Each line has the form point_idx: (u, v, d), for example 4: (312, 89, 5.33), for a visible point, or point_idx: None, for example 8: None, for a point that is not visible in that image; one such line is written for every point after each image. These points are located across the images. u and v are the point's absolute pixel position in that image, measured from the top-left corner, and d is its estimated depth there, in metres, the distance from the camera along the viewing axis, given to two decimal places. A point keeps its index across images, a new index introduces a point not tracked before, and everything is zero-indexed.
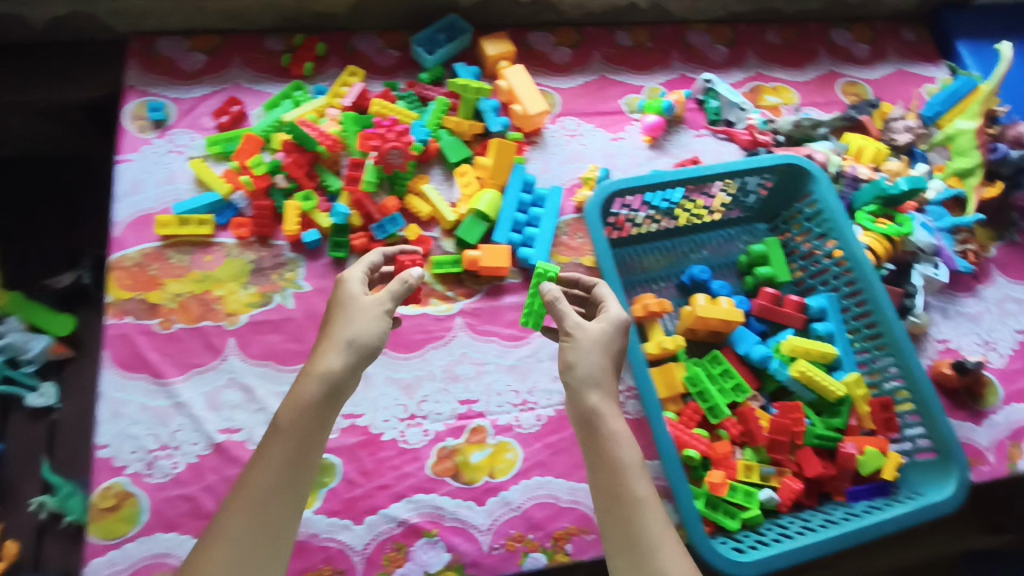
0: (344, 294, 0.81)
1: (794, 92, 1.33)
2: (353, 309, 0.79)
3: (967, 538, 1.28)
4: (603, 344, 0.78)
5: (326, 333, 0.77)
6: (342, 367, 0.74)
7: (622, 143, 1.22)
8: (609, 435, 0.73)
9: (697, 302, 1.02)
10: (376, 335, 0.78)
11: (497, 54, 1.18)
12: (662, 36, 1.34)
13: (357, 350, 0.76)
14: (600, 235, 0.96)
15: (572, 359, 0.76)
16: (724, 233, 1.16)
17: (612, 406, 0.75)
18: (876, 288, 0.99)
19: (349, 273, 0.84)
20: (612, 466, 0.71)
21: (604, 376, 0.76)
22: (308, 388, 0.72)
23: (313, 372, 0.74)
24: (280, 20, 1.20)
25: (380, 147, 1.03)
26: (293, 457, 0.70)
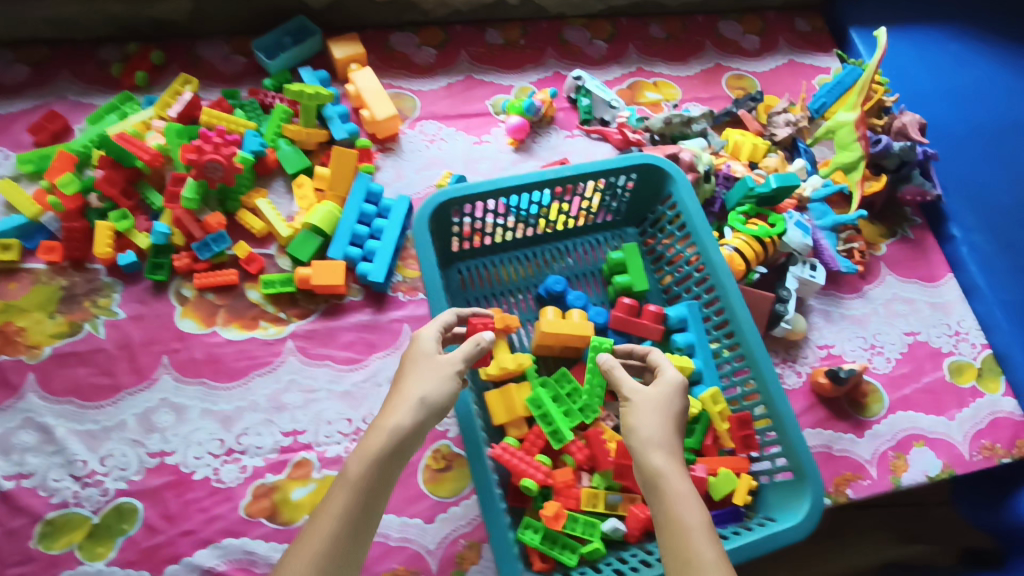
0: (417, 350, 0.76)
1: (676, 88, 1.26)
2: (424, 364, 0.74)
3: (886, 548, 1.17)
4: (659, 401, 0.73)
5: (397, 390, 0.72)
6: (412, 425, 0.69)
7: (485, 147, 1.14)
8: (670, 492, 0.65)
9: (545, 316, 0.95)
10: (447, 395, 0.72)
11: (345, 56, 1.11)
12: (536, 32, 1.27)
13: (428, 409, 0.70)
14: (427, 245, 0.89)
15: (636, 416, 0.72)
16: (592, 239, 1.09)
17: (678, 465, 0.68)
18: (731, 294, 0.93)
19: (425, 330, 0.79)
20: (673, 525, 0.64)
21: (668, 437, 0.70)
22: (377, 441, 0.67)
23: (383, 426, 0.68)
24: (114, 27, 1.10)
25: (198, 160, 0.93)
26: (356, 515, 0.63)
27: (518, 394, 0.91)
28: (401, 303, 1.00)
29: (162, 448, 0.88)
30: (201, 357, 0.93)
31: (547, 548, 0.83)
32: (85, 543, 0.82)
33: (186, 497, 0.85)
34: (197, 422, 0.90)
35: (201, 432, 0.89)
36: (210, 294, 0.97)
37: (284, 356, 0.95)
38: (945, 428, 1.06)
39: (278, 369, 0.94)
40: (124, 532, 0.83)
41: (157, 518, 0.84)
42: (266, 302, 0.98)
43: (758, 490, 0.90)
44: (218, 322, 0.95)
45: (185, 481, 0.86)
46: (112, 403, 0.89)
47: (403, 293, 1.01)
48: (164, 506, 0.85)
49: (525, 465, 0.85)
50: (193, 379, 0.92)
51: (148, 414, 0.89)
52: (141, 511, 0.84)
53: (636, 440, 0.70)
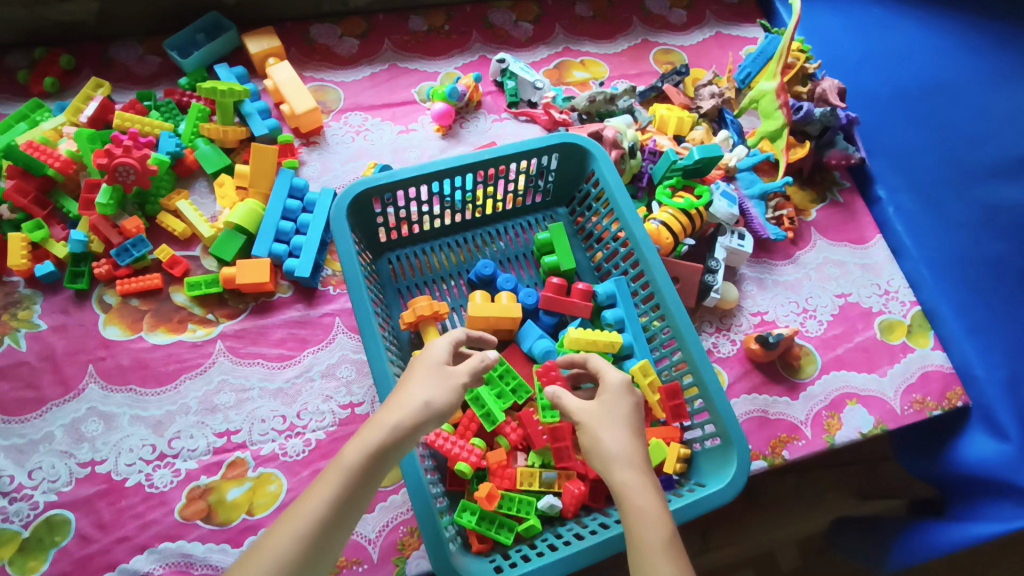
0: (425, 354, 0.71)
1: (604, 66, 1.26)
2: (432, 370, 0.69)
3: (840, 505, 1.20)
4: (620, 413, 0.70)
5: (401, 390, 0.67)
6: (411, 429, 0.64)
7: (411, 135, 1.14)
8: (635, 509, 0.62)
9: (474, 300, 0.96)
10: (451, 404, 0.67)
11: (262, 51, 1.11)
12: (460, 17, 1.27)
13: (430, 414, 0.65)
14: (345, 235, 0.89)
15: (594, 433, 0.68)
16: (523, 221, 1.09)
17: (641, 476, 0.64)
18: (655, 268, 0.93)
19: (438, 341, 0.73)
20: (640, 545, 0.61)
21: (627, 449, 0.66)
22: (373, 436, 0.62)
23: (382, 423, 0.63)
24: (19, 33, 1.09)
25: (108, 165, 0.93)
26: (342, 504, 0.59)
27: None
28: (333, 297, 1.00)
29: (92, 457, 0.86)
30: (128, 364, 0.92)
31: (483, 529, 0.82)
32: (16, 558, 0.80)
33: (119, 505, 0.84)
34: (128, 428, 0.89)
35: (132, 439, 0.88)
36: (135, 300, 0.96)
37: (214, 358, 0.94)
38: (876, 386, 1.04)
39: (209, 370, 0.93)
40: (55, 544, 0.81)
41: (91, 527, 0.83)
42: (193, 304, 0.97)
43: (691, 458, 0.90)
44: (143, 327, 0.94)
45: (117, 489, 0.85)
46: (38, 416, 0.88)
47: (333, 286, 1.01)
48: (97, 515, 0.83)
49: (459, 448, 0.85)
50: (120, 387, 0.90)
51: (76, 425, 0.88)
52: (73, 522, 0.83)
53: (597, 461, 0.67)
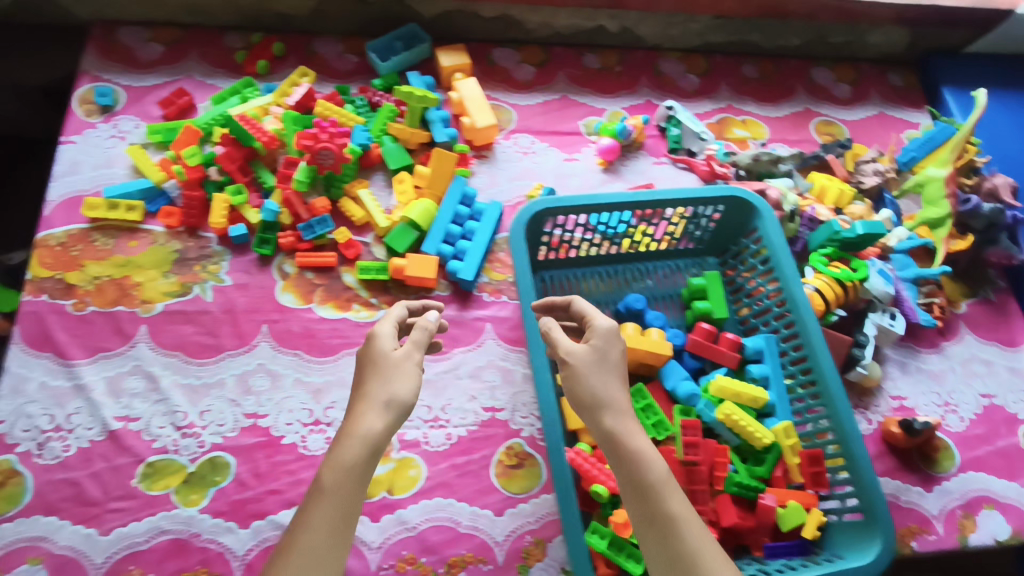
0: (375, 350, 0.76)
1: (764, 127, 1.29)
2: (387, 368, 0.74)
3: None
4: (608, 362, 0.77)
5: (362, 395, 0.72)
6: (382, 430, 0.69)
7: (574, 164, 1.19)
8: (631, 453, 0.70)
9: (624, 331, 0.99)
10: (412, 392, 0.73)
11: (451, 66, 1.17)
12: (633, 61, 1.32)
13: (395, 411, 0.71)
14: (520, 251, 0.96)
15: (586, 380, 0.75)
16: (672, 264, 1.12)
17: (630, 425, 0.72)
18: (812, 333, 0.94)
19: (380, 328, 0.78)
20: (641, 485, 0.68)
21: (615, 397, 0.74)
22: (352, 453, 0.67)
23: (354, 435, 0.68)
24: (240, 18, 1.19)
25: (312, 147, 1.01)
26: (339, 523, 0.64)
27: None
28: (485, 303, 1.04)
29: (256, 411, 0.93)
30: (297, 330, 0.98)
31: (614, 555, 0.83)
32: (181, 488, 0.86)
33: (275, 459, 0.90)
34: (290, 390, 0.95)
35: (293, 400, 0.94)
36: (310, 273, 1.03)
37: None
38: (1017, 495, 1.00)
39: None
40: (216, 483, 0.87)
41: (248, 475, 0.88)
42: (359, 286, 1.03)
43: (825, 529, 0.90)
44: (315, 299, 1.01)
45: (274, 444, 0.91)
46: (214, 362, 0.95)
47: (487, 293, 1.05)
48: (254, 465, 0.89)
49: (598, 471, 0.88)
50: (288, 350, 0.97)
51: (245, 377, 0.94)
52: (233, 466, 0.89)
53: (587, 407, 0.74)
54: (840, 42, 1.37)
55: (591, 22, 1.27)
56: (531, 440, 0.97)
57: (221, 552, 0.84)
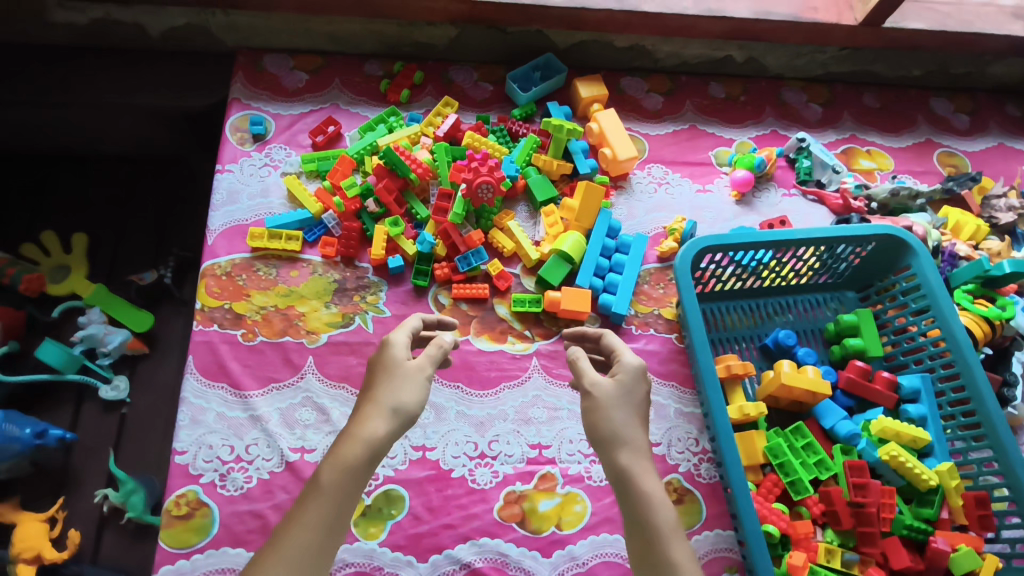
0: (388, 358, 0.76)
1: (889, 159, 1.29)
2: (398, 376, 0.74)
3: None
4: (633, 399, 0.74)
5: (371, 398, 0.71)
6: (382, 437, 0.69)
7: (709, 196, 1.19)
8: (643, 493, 0.68)
9: (782, 367, 0.98)
10: (418, 403, 0.73)
11: (590, 96, 1.18)
12: (756, 91, 1.32)
13: (398, 420, 0.71)
14: (689, 293, 0.98)
15: (607, 412, 0.73)
16: (811, 298, 1.12)
17: (646, 466, 0.70)
18: (977, 375, 0.94)
19: (396, 336, 0.78)
20: (648, 527, 0.66)
21: (634, 435, 0.72)
22: (354, 454, 0.67)
23: (356, 437, 0.68)
24: (380, 46, 1.20)
25: (472, 180, 1.03)
26: (327, 526, 0.63)
27: (759, 441, 0.94)
28: (634, 336, 1.05)
29: (424, 443, 0.94)
30: (457, 363, 0.99)
31: None
32: (360, 521, 0.88)
33: (446, 493, 0.91)
34: (454, 423, 0.96)
35: (458, 433, 0.95)
36: (464, 304, 1.04)
37: (530, 372, 1.00)
38: None
39: (525, 383, 0.99)
40: (392, 517, 0.89)
41: (421, 508, 0.90)
42: (513, 318, 1.04)
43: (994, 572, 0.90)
44: (471, 331, 1.02)
45: (444, 478, 0.92)
46: None
47: (635, 326, 1.06)
48: (427, 498, 0.90)
49: (768, 510, 0.89)
50: (450, 382, 0.98)
51: None
52: (407, 500, 0.90)
53: (603, 438, 0.72)
54: (960, 73, 1.38)
55: (720, 52, 1.27)
56: (689, 476, 0.96)
57: None
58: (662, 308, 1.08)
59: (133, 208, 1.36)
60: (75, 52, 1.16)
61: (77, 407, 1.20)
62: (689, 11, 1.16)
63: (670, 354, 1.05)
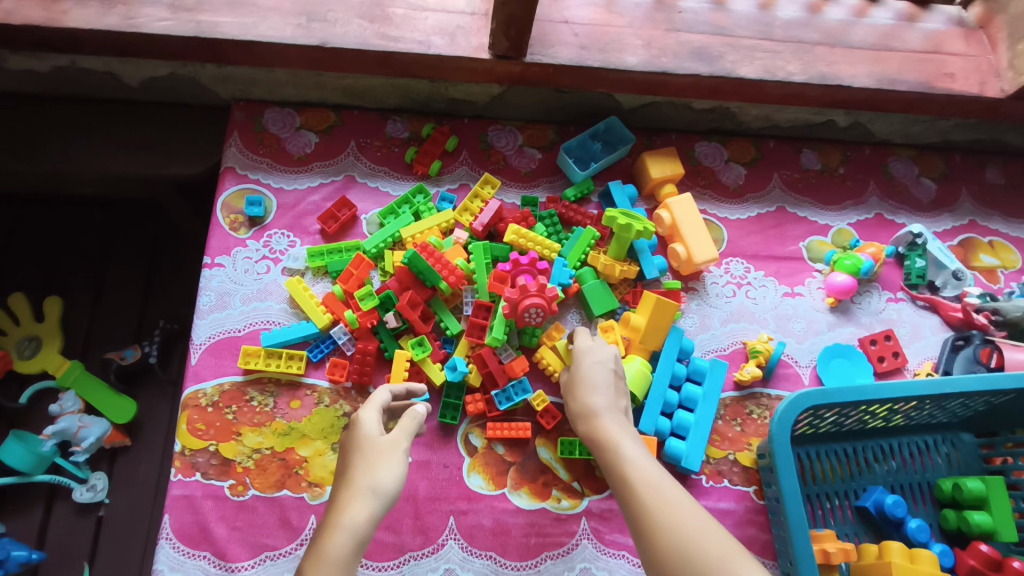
0: (359, 435, 0.66)
1: (1016, 253, 1.06)
2: (372, 454, 0.64)
3: None
4: (587, 373, 0.77)
5: (346, 482, 0.61)
6: (370, 520, 0.58)
7: (797, 300, 0.98)
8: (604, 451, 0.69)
9: (892, 554, 0.79)
10: (402, 480, 0.63)
11: (661, 176, 0.96)
12: (858, 160, 1.09)
13: (385, 499, 0.60)
14: (787, 460, 0.79)
15: (568, 398, 0.77)
16: (920, 441, 0.92)
17: (602, 420, 0.72)
18: None
19: (364, 413, 0.69)
20: (615, 474, 0.66)
21: (589, 399, 0.75)
22: (337, 546, 0.56)
23: (336, 527, 0.57)
24: (406, 101, 0.98)
25: (517, 301, 0.82)
26: None
27: None
28: (706, 491, 0.86)
29: None
30: (489, 526, 0.81)
31: None
32: None
33: None
34: None
35: None
36: (499, 446, 0.85)
37: (578, 539, 0.82)
38: None
39: (572, 554, 0.81)
40: None
41: None
42: (558, 465, 0.85)
43: None
44: (508, 483, 0.84)
45: None
46: (395, 567, 0.78)
47: (707, 477, 0.87)
48: None
49: None
50: (481, 552, 0.80)
51: None
52: None
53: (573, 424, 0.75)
54: None
55: (819, 117, 1.04)
56: None
57: None
58: (738, 452, 0.89)
59: (114, 268, 1.17)
60: (39, 101, 0.95)
61: (47, 510, 1.04)
62: (796, 78, 0.93)
63: (748, 516, 0.86)
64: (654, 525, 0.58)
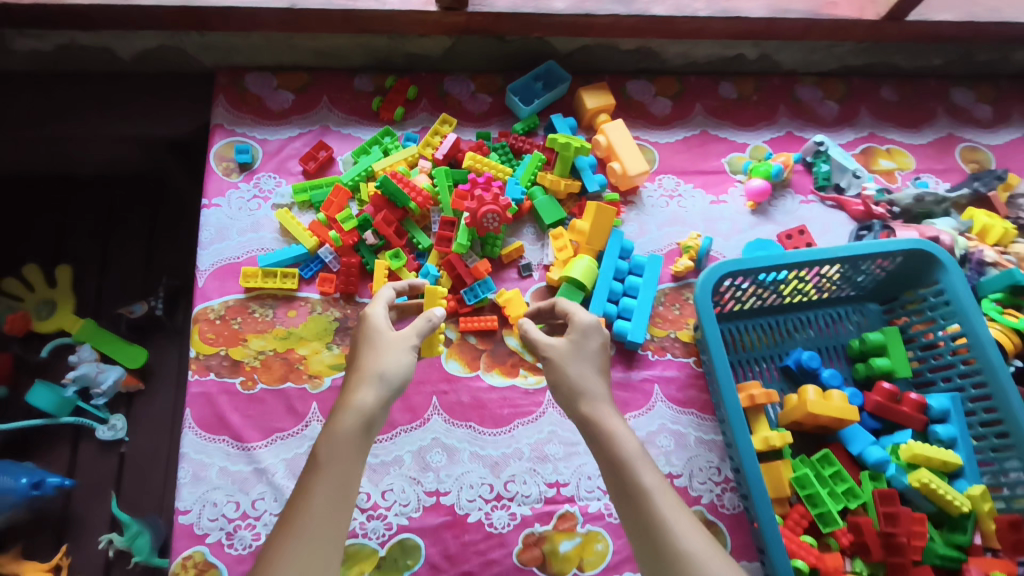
0: (371, 330, 0.80)
1: (910, 157, 1.23)
2: (381, 347, 0.78)
3: None
4: (585, 346, 0.81)
5: (356, 368, 0.75)
6: (376, 400, 0.72)
7: (723, 207, 1.14)
8: (604, 434, 0.72)
9: (808, 394, 0.93)
10: (404, 370, 0.76)
11: (596, 107, 1.12)
12: (769, 89, 1.25)
13: (389, 384, 0.74)
14: (710, 321, 0.93)
15: (562, 368, 0.79)
16: (833, 311, 1.08)
17: (606, 410, 0.75)
18: (1010, 396, 0.91)
19: (372, 310, 0.82)
20: (614, 462, 0.69)
21: (590, 385, 0.77)
22: (345, 424, 0.69)
23: (347, 406, 0.71)
24: (371, 59, 1.13)
25: (476, 210, 0.97)
26: (337, 488, 0.64)
27: (785, 472, 0.92)
28: (651, 363, 1.01)
29: (438, 487, 0.91)
30: (468, 401, 0.95)
31: None
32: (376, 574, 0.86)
33: (464, 539, 0.89)
34: (467, 464, 0.92)
35: (472, 475, 0.92)
36: (472, 338, 0.99)
37: (545, 407, 0.96)
38: None
39: (540, 419, 0.96)
40: (409, 567, 0.87)
41: (439, 557, 0.87)
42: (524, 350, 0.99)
43: None
44: (481, 367, 0.98)
45: (460, 523, 0.89)
46: (389, 439, 0.93)
47: (652, 352, 1.02)
48: (444, 546, 0.88)
49: (797, 545, 0.87)
50: (461, 422, 0.94)
51: (422, 453, 0.92)
52: (423, 548, 0.88)
53: (563, 393, 0.78)
54: (981, 60, 1.30)
55: (731, 51, 1.21)
56: (712, 507, 0.94)
57: None
58: (678, 331, 1.04)
59: (116, 235, 1.30)
60: (43, 79, 1.08)
61: (74, 448, 1.15)
62: (701, 13, 1.10)
63: (688, 381, 1.01)
64: (671, 529, 0.63)
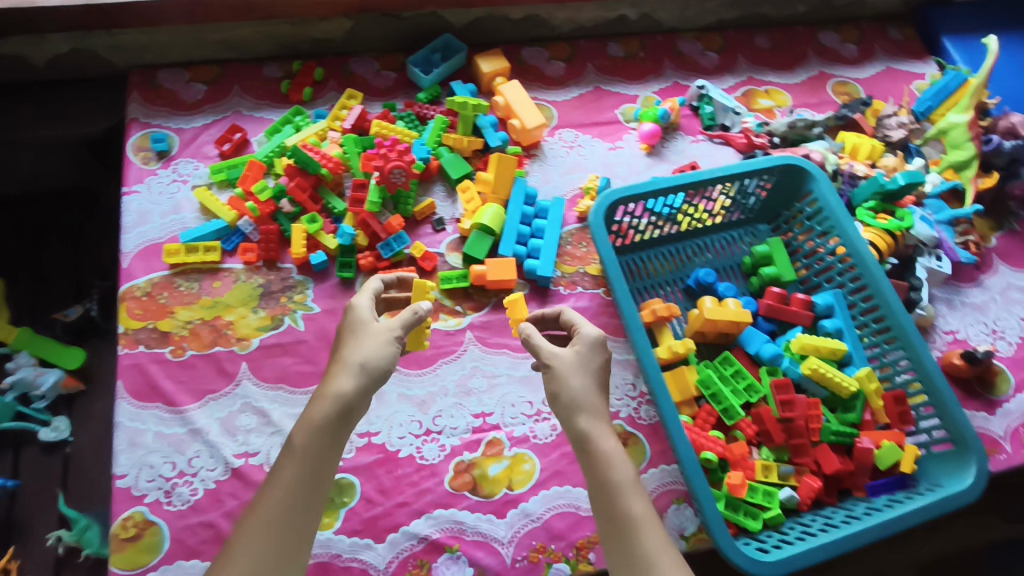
0: (356, 318, 0.79)
1: (786, 95, 1.35)
2: (365, 334, 0.77)
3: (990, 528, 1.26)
4: (591, 366, 0.78)
5: (338, 357, 0.75)
6: (353, 389, 0.72)
7: (619, 152, 1.23)
8: (603, 453, 0.73)
9: (705, 305, 1.02)
10: (386, 359, 0.75)
11: (492, 71, 1.20)
12: (653, 45, 1.36)
13: (368, 373, 0.73)
14: (604, 244, 1.00)
15: (564, 380, 0.77)
16: (727, 235, 1.17)
17: (604, 428, 0.75)
18: (882, 282, 1.01)
19: (358, 299, 0.81)
20: (608, 486, 0.71)
21: (592, 400, 0.76)
22: (321, 410, 0.71)
23: (325, 393, 0.72)
24: (277, 47, 1.20)
25: (383, 167, 1.04)
26: (306, 481, 0.68)
27: (690, 376, 0.99)
28: (563, 296, 1.08)
29: (368, 429, 0.95)
30: None
31: (733, 514, 0.90)
32: None
33: (396, 473, 0.93)
34: (396, 405, 0.97)
35: (401, 415, 0.97)
36: None
37: (466, 345, 1.03)
38: None
39: (462, 357, 1.02)
40: (345, 504, 0.91)
41: (373, 492, 0.92)
42: (443, 296, 1.06)
43: (919, 461, 0.98)
44: None
45: (393, 459, 0.94)
46: None
47: (563, 287, 1.09)
48: (378, 481, 0.92)
49: (704, 439, 0.94)
50: None
51: None
52: (358, 485, 0.92)
53: (562, 404, 0.76)
54: (840, 4, 1.44)
55: (612, 12, 1.32)
56: (630, 420, 1.01)
57: (364, 568, 0.87)
58: (587, 266, 1.11)
59: (46, 245, 1.32)
60: None
61: (16, 454, 1.15)
62: None
63: (599, 309, 1.08)
64: (651, 566, 0.66)
